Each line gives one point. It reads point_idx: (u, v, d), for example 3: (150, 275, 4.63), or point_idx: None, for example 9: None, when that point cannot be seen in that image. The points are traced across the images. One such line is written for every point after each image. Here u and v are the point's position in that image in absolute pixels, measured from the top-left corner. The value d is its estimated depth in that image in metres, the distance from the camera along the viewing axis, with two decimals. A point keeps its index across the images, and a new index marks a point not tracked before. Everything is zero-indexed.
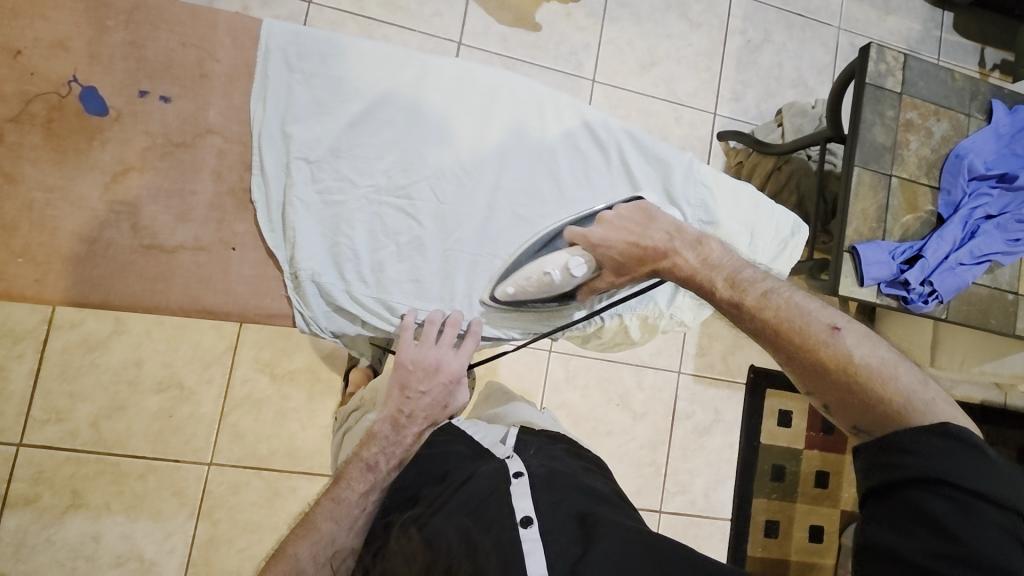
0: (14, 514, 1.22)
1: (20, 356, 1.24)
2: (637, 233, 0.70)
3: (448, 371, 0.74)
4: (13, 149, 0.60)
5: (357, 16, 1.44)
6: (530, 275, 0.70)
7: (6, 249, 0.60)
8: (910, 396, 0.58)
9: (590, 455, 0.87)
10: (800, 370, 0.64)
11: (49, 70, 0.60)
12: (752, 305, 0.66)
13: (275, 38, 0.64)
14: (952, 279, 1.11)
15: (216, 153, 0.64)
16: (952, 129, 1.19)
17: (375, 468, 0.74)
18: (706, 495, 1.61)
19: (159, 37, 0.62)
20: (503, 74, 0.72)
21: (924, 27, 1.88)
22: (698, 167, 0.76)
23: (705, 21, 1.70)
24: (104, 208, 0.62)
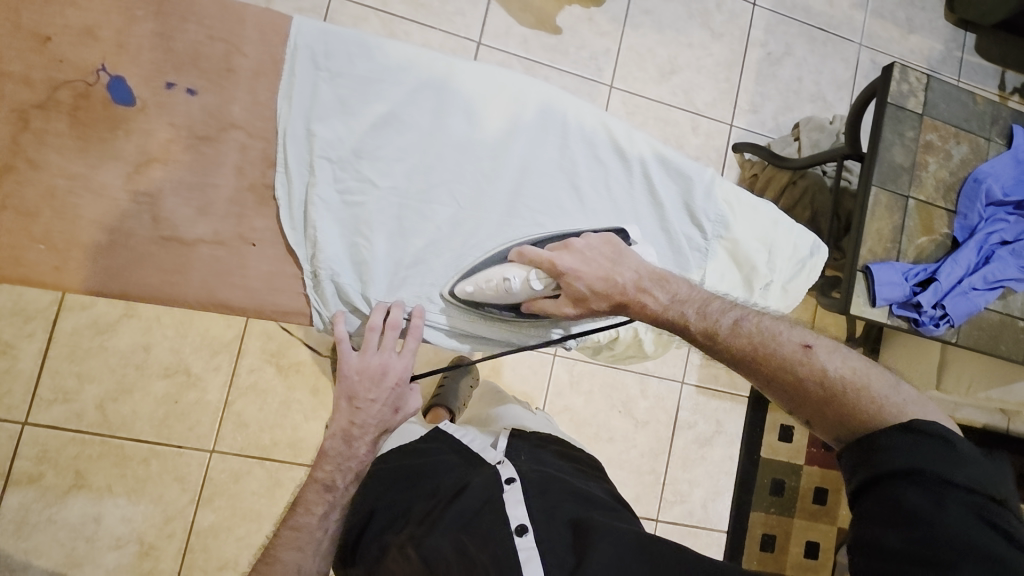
0: (17, 493, 1.23)
1: (30, 335, 1.26)
2: (606, 267, 0.68)
3: (395, 373, 0.70)
4: (36, 135, 0.60)
5: (380, 12, 1.45)
6: (491, 278, 0.67)
7: (26, 234, 0.60)
8: (884, 401, 0.58)
9: (579, 457, 0.95)
10: (778, 393, 0.64)
11: (77, 58, 0.60)
12: (724, 336, 0.66)
13: (304, 36, 0.64)
14: (964, 303, 1.10)
15: (239, 148, 0.64)
16: (971, 152, 1.18)
17: (330, 488, 0.75)
18: (704, 506, 1.61)
19: (188, 29, 0.62)
20: (526, 80, 0.71)
21: (946, 47, 1.86)
22: (720, 183, 0.75)
23: (726, 31, 1.70)
24: (125, 198, 0.62)
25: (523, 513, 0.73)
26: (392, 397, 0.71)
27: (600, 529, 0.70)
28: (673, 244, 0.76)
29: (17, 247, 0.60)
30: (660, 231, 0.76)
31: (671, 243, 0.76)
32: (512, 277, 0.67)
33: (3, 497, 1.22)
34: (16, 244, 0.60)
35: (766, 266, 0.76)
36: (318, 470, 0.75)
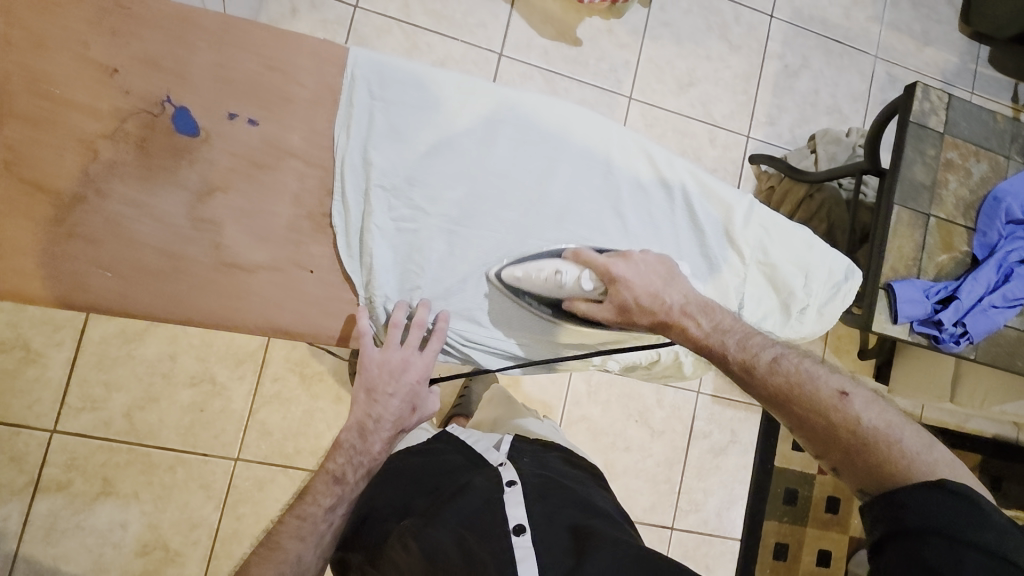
0: (46, 499, 1.25)
1: (59, 344, 1.28)
2: (658, 286, 0.71)
3: (415, 372, 0.71)
4: (101, 164, 0.59)
5: (402, 23, 1.46)
6: (544, 270, 0.69)
7: (92, 261, 0.59)
8: (914, 456, 0.58)
9: (579, 462, 0.96)
10: (807, 435, 0.65)
11: (142, 88, 0.59)
12: (761, 370, 0.68)
13: (361, 64, 0.64)
14: (984, 321, 1.11)
15: (297, 176, 0.64)
16: (991, 170, 1.19)
17: (341, 480, 0.77)
18: (718, 515, 1.63)
19: (246, 59, 0.61)
20: (572, 109, 0.72)
21: (961, 60, 1.88)
22: (758, 210, 0.77)
23: (744, 44, 1.71)
24: (187, 225, 0.61)
25: (522, 513, 0.73)
26: (408, 395, 0.72)
27: (599, 536, 0.70)
28: (713, 268, 0.77)
29: (80, 274, 0.59)
30: (701, 256, 0.77)
31: (711, 268, 0.77)
32: (566, 272, 0.69)
33: (32, 503, 1.25)
34: (81, 271, 0.59)
35: (803, 290, 0.78)
36: (330, 459, 0.77)
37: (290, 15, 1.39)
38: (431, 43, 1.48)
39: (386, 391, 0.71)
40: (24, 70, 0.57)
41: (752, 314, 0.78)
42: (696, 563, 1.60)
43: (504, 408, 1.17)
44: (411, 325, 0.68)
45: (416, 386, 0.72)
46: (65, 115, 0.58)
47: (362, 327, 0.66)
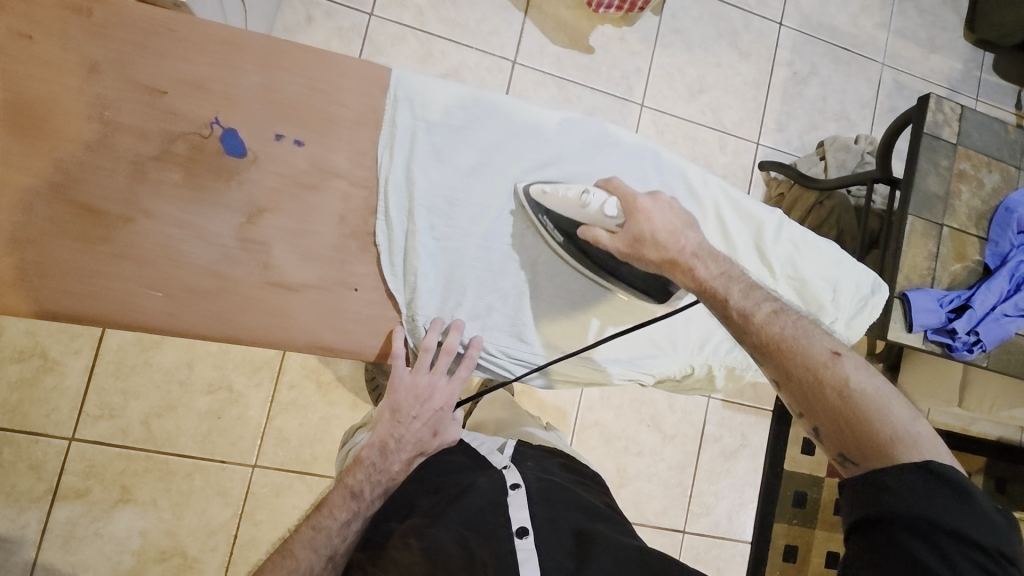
0: (65, 507, 1.25)
1: (76, 352, 1.28)
2: (676, 224, 0.70)
3: (440, 398, 0.72)
4: (151, 186, 0.60)
5: (417, 31, 1.46)
6: (571, 189, 0.69)
7: (142, 282, 0.60)
8: (899, 429, 0.54)
9: (585, 472, 0.93)
10: (794, 391, 0.59)
11: (190, 111, 0.61)
12: (757, 321, 0.62)
13: (404, 88, 0.66)
14: (997, 330, 1.13)
15: (341, 197, 0.65)
16: (1002, 180, 1.21)
17: (359, 497, 0.77)
18: (729, 518, 1.64)
19: (293, 81, 0.63)
20: (606, 128, 0.74)
21: (965, 67, 1.89)
22: (789, 226, 0.78)
23: (754, 51, 1.72)
24: (235, 245, 0.63)
25: (526, 516, 0.72)
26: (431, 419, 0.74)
27: (601, 540, 0.70)
28: None
29: (131, 295, 0.60)
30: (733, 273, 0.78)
31: None
32: (592, 194, 0.69)
33: (51, 511, 1.24)
34: (130, 292, 0.60)
35: (832, 305, 0.79)
36: (350, 475, 0.78)
37: (305, 23, 1.38)
38: (445, 51, 1.47)
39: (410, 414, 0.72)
40: (80, 96, 0.59)
41: None
42: (707, 566, 1.62)
43: (510, 413, 1.07)
44: (440, 351, 0.69)
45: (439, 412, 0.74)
46: (115, 138, 0.59)
47: (397, 347, 0.68)
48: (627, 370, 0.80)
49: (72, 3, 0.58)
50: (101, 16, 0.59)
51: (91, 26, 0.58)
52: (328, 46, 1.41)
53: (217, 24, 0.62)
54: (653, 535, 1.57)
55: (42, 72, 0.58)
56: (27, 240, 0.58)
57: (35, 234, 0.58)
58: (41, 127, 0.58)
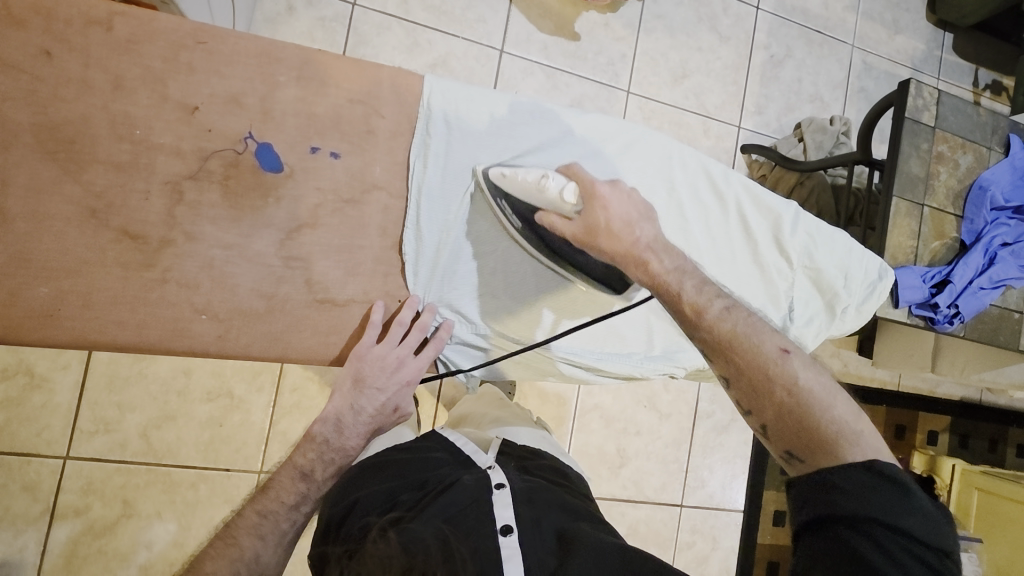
0: (32, 536, 1.09)
1: (65, 367, 1.12)
2: (633, 216, 0.68)
3: (407, 372, 0.71)
4: (193, 207, 0.63)
5: (402, 21, 1.37)
6: (530, 173, 0.67)
7: (189, 306, 0.64)
8: (843, 424, 0.53)
9: (567, 473, 0.86)
10: (744, 389, 0.58)
11: (225, 126, 0.63)
12: (710, 317, 0.61)
13: (439, 95, 0.69)
14: (974, 302, 1.21)
15: (382, 209, 0.70)
16: (975, 160, 1.28)
17: (307, 477, 0.79)
18: (723, 488, 1.57)
19: (330, 93, 0.65)
20: (637, 127, 0.78)
21: (927, 46, 1.83)
22: (805, 218, 0.83)
23: (733, 35, 1.63)
24: (280, 263, 0.66)
25: (510, 514, 0.67)
26: (396, 394, 0.71)
27: (586, 540, 0.64)
28: (764, 274, 0.84)
29: (180, 319, 0.64)
30: (754, 264, 0.84)
31: (764, 273, 0.84)
32: (552, 179, 0.66)
33: (19, 547, 1.09)
34: (181, 317, 0.64)
35: (845, 291, 0.86)
36: (299, 454, 0.79)
37: (286, 13, 1.29)
38: (432, 41, 1.38)
39: (375, 387, 0.70)
40: (105, 114, 0.59)
41: (800, 314, 0.86)
42: (704, 537, 1.54)
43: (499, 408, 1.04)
44: (413, 327, 0.71)
45: (406, 387, 0.71)
46: (149, 158, 0.61)
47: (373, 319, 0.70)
48: (661, 366, 0.84)
49: (94, 17, 0.58)
50: (125, 30, 0.59)
51: (114, 39, 0.59)
52: (311, 37, 1.32)
53: (250, 35, 0.63)
54: (653, 511, 1.50)
55: (69, 91, 0.58)
56: (70, 270, 0.60)
57: (78, 265, 0.61)
58: (73, 152, 0.59)
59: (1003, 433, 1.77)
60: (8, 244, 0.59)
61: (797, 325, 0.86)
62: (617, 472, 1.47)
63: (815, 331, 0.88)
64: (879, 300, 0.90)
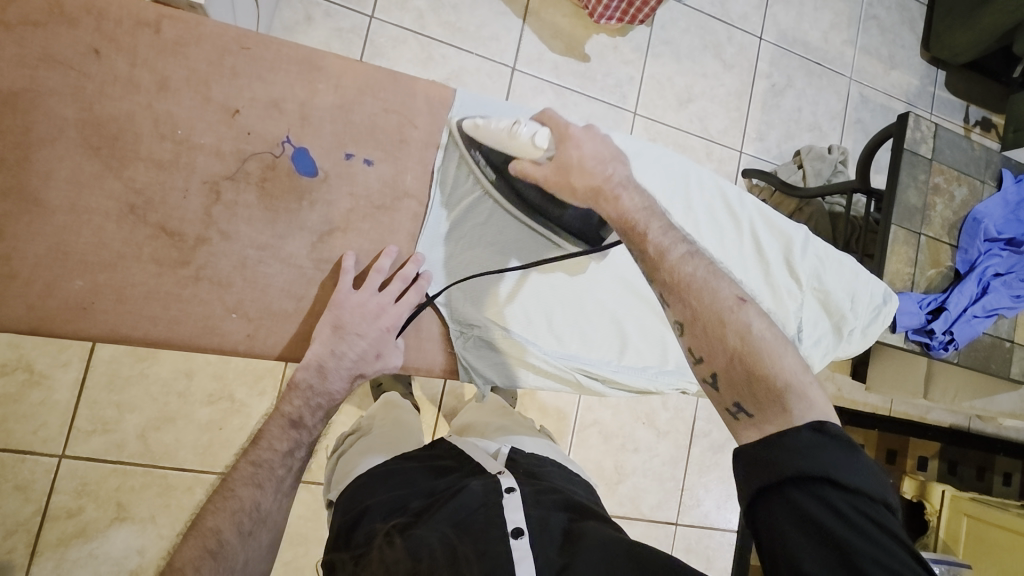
0: (21, 537, 1.07)
1: (65, 365, 1.10)
2: (605, 155, 0.67)
3: (390, 318, 0.68)
4: (230, 207, 0.64)
5: (418, 35, 1.38)
6: (502, 121, 0.67)
7: (221, 304, 0.65)
8: (790, 377, 0.53)
9: (576, 483, 0.85)
10: (697, 335, 0.57)
11: (264, 130, 0.64)
12: (671, 259, 0.59)
13: (469, 113, 0.73)
14: (967, 329, 1.25)
15: (412, 216, 0.71)
16: (970, 193, 1.32)
17: (299, 424, 0.67)
18: (718, 508, 1.57)
19: (367, 102, 0.68)
20: (656, 148, 0.82)
21: (921, 82, 1.89)
22: (813, 242, 0.87)
23: (737, 63, 1.68)
24: (311, 265, 0.67)
25: (520, 517, 0.67)
26: (378, 341, 0.68)
27: (591, 539, 0.64)
28: (776, 293, 0.85)
29: (211, 317, 0.65)
30: (767, 285, 0.85)
31: (776, 291, 0.85)
32: (524, 126, 0.67)
33: (7, 548, 1.06)
34: (212, 315, 0.64)
35: (851, 314, 0.88)
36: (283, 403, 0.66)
37: (305, 23, 1.30)
38: (446, 56, 1.40)
39: (356, 333, 0.67)
40: (150, 114, 0.61)
41: (809, 335, 0.87)
42: (698, 557, 1.54)
43: (506, 418, 1.04)
44: (391, 274, 0.69)
45: (386, 333, 0.68)
46: (189, 158, 0.62)
47: (349, 266, 0.67)
48: (676, 381, 0.85)
49: (144, 19, 0.60)
50: (173, 32, 0.61)
51: (162, 41, 0.61)
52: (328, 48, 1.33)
53: (290, 42, 0.65)
54: (649, 529, 1.50)
55: (116, 89, 0.60)
56: (107, 264, 0.61)
57: (115, 259, 0.61)
58: (115, 148, 0.60)
59: (991, 461, 1.80)
60: (48, 237, 0.59)
61: (807, 345, 0.87)
62: (613, 489, 1.47)
63: (823, 352, 0.88)
64: (883, 324, 0.91)
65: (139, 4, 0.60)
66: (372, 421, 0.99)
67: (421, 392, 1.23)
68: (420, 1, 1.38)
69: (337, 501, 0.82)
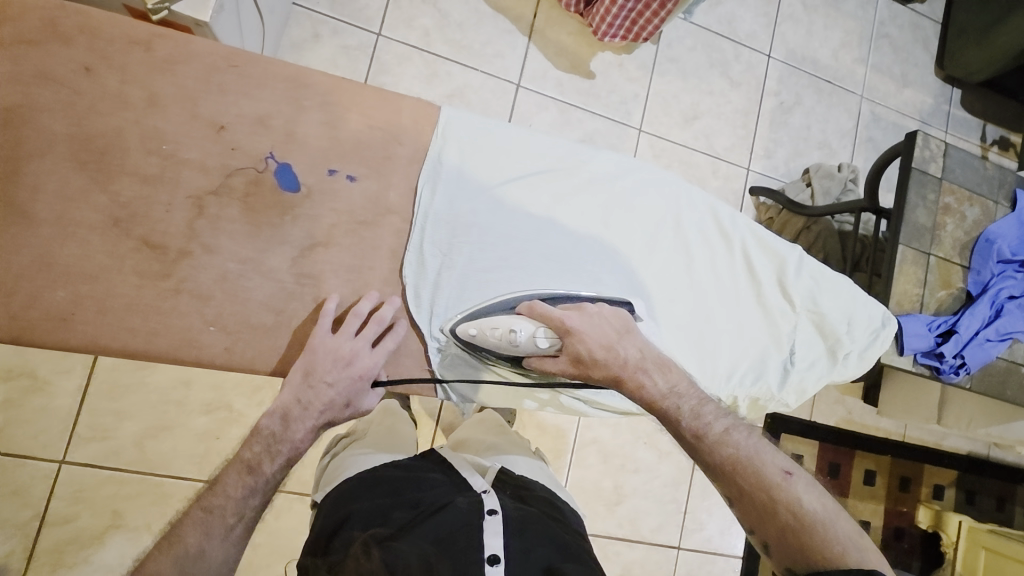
0: (18, 542, 1.07)
1: (68, 371, 1.12)
2: (612, 338, 0.69)
3: (363, 367, 0.68)
4: (213, 221, 0.64)
5: (424, 52, 1.40)
6: (498, 328, 0.68)
7: (201, 316, 0.65)
8: (847, 542, 0.58)
9: (560, 507, 0.83)
10: (748, 510, 0.62)
11: (249, 146, 0.65)
12: (710, 439, 0.65)
13: (456, 130, 0.73)
14: (980, 353, 1.21)
15: (394, 232, 0.71)
16: (982, 214, 1.29)
17: (256, 471, 0.65)
18: (721, 533, 1.53)
19: (352, 119, 0.69)
20: (644, 167, 0.81)
21: (935, 101, 1.86)
22: (808, 263, 0.85)
23: (744, 80, 1.67)
24: (292, 279, 0.68)
25: (499, 543, 0.66)
26: (348, 389, 0.67)
27: None
28: (767, 314, 0.84)
29: (190, 330, 0.65)
30: (757, 306, 0.84)
31: (766, 312, 0.84)
32: (521, 331, 0.68)
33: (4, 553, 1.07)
34: (191, 327, 0.65)
35: (847, 337, 0.85)
36: (244, 448, 0.65)
37: (314, 40, 1.33)
38: (451, 72, 1.42)
39: (325, 380, 0.66)
40: (138, 129, 0.62)
41: (803, 357, 0.85)
42: None
43: (502, 437, 1.02)
44: (369, 319, 0.68)
45: (359, 381, 0.68)
46: (175, 173, 0.63)
47: (328, 309, 0.67)
48: None
49: (136, 38, 0.63)
50: (164, 51, 0.63)
51: (152, 59, 0.63)
52: (336, 64, 1.36)
53: (278, 61, 0.67)
54: (649, 552, 1.46)
55: (106, 106, 0.62)
56: (90, 275, 0.62)
57: (98, 270, 0.62)
58: (103, 162, 0.62)
59: (1011, 491, 1.73)
60: (33, 248, 0.60)
61: (801, 368, 0.84)
62: (612, 510, 1.44)
63: (817, 375, 0.86)
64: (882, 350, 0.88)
65: (131, 23, 0.63)
66: (367, 426, 0.99)
67: (419, 405, 1.22)
68: (427, 19, 1.41)
69: (320, 504, 0.82)
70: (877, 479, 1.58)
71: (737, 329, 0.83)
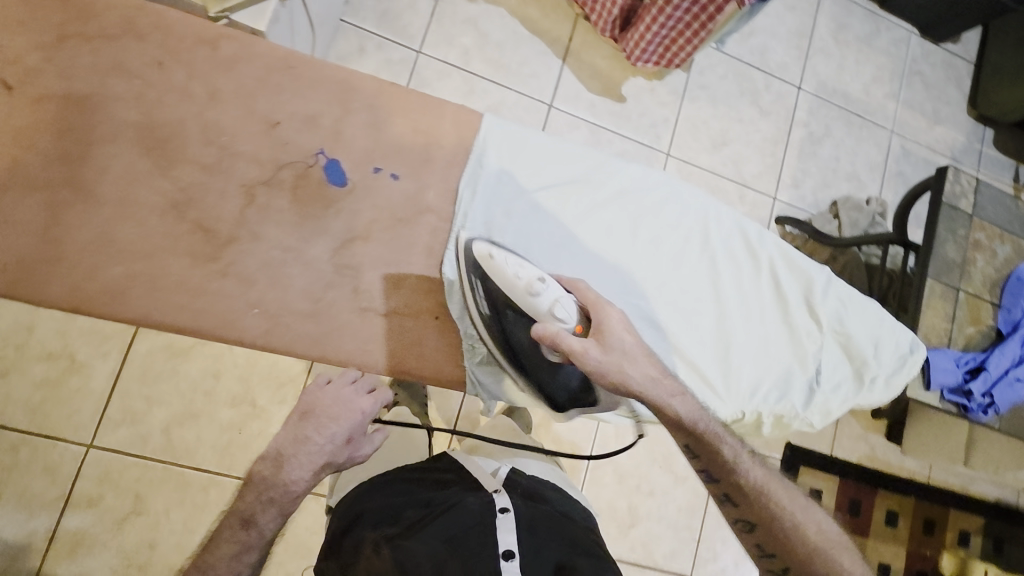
0: (43, 520, 1.10)
1: (105, 356, 1.16)
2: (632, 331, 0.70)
3: None
4: (262, 209, 0.68)
5: (462, 70, 1.45)
6: (524, 270, 0.69)
7: (244, 299, 0.68)
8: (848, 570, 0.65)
9: (573, 510, 0.83)
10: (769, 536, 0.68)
11: (300, 142, 0.69)
12: (738, 465, 0.70)
13: (496, 134, 0.76)
14: (1009, 393, 1.18)
15: (430, 230, 0.74)
16: (1014, 252, 1.28)
17: (248, 522, 0.76)
18: (736, 564, 1.49)
19: (397, 122, 0.73)
20: (675, 181, 0.83)
21: (967, 139, 1.85)
22: (836, 284, 0.85)
23: (774, 110, 1.69)
24: (331, 269, 0.70)
25: (513, 541, 0.67)
26: None
27: None
28: (793, 332, 0.84)
29: (233, 312, 0.67)
30: (782, 324, 0.85)
31: (792, 331, 0.85)
32: (547, 286, 0.68)
33: (30, 530, 1.10)
34: (235, 309, 0.67)
35: (875, 360, 0.85)
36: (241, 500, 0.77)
37: (358, 54, 1.39)
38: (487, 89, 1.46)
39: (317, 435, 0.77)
40: (199, 121, 0.66)
41: (829, 379, 0.84)
42: None
43: (514, 441, 1.03)
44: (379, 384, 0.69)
45: None
46: (230, 163, 0.67)
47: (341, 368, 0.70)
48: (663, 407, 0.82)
49: (204, 38, 0.67)
50: (228, 50, 0.68)
51: (217, 58, 0.67)
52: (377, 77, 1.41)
53: (332, 65, 0.71)
54: None
55: (172, 98, 0.66)
56: (146, 254, 0.65)
57: (153, 249, 0.65)
58: (166, 150, 0.66)
59: None
60: (96, 226, 0.64)
61: (827, 390, 0.84)
62: (625, 532, 1.42)
63: (843, 398, 0.84)
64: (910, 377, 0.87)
65: (201, 24, 0.67)
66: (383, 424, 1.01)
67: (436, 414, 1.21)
68: (467, 38, 1.46)
69: (336, 507, 0.84)
70: (900, 521, 1.53)
71: (763, 346, 0.83)
